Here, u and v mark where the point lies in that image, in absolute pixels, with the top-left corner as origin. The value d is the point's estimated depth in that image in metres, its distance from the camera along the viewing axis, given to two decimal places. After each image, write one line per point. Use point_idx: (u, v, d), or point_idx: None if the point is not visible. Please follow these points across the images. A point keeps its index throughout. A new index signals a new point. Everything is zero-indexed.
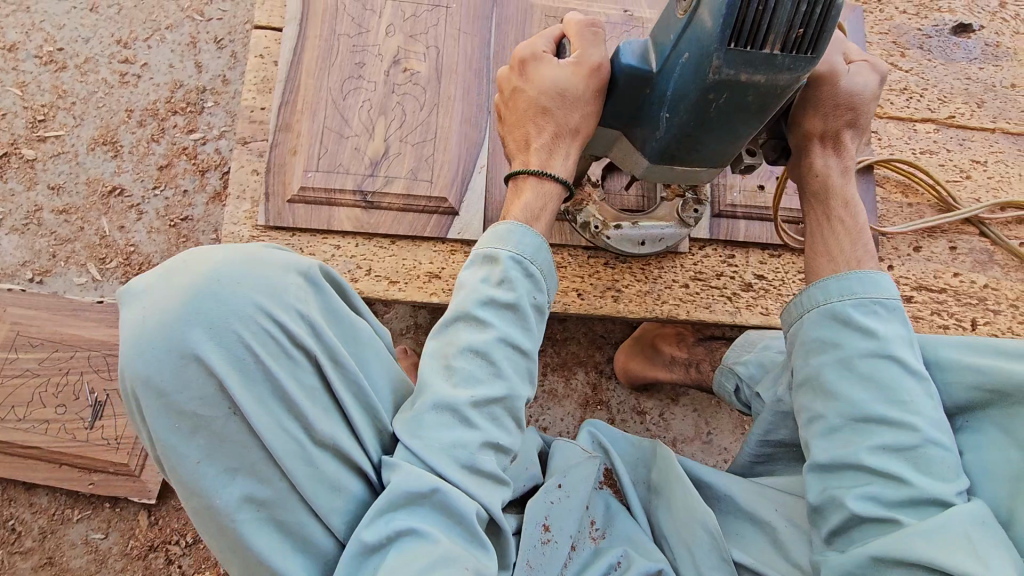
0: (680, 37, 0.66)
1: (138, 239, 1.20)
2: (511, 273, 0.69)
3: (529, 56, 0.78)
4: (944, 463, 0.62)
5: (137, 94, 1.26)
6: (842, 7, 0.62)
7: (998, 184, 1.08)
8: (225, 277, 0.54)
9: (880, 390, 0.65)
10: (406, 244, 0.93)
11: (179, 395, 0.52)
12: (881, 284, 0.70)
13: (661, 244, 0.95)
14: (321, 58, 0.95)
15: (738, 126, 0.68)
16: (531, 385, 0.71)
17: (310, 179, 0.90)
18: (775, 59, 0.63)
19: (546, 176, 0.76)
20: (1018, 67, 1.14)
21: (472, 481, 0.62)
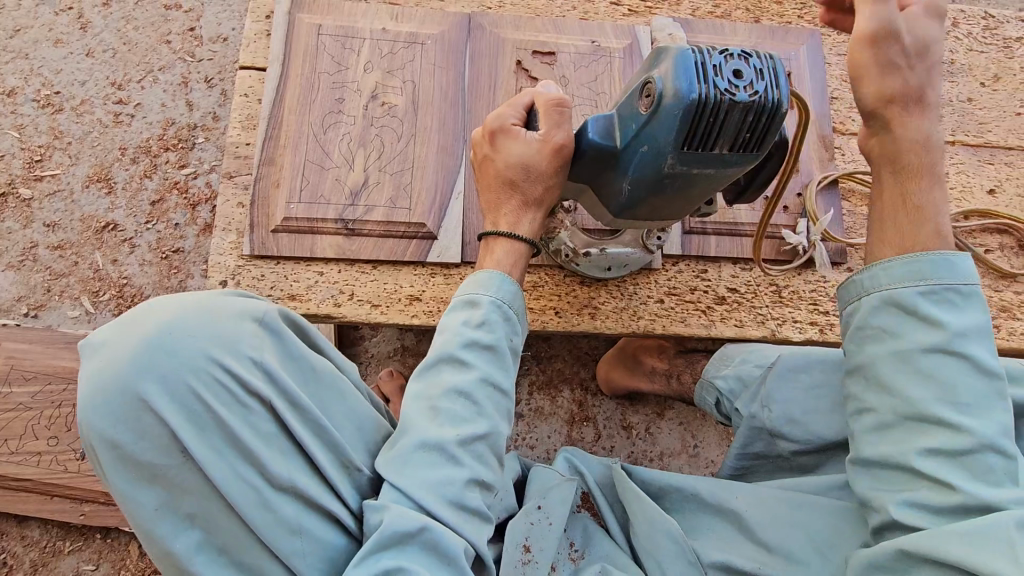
0: (641, 129, 0.70)
1: (130, 272, 1.24)
2: (492, 317, 0.74)
3: (498, 129, 0.82)
4: (999, 467, 0.61)
5: (130, 132, 1.31)
6: (787, 115, 0.68)
7: (961, 195, 1.12)
8: (175, 328, 0.57)
9: (944, 387, 0.63)
10: (387, 268, 0.96)
11: (134, 447, 0.55)
12: (964, 265, 0.68)
13: (626, 270, 0.99)
14: (303, 95, 1.00)
15: (688, 200, 0.76)
16: (511, 423, 0.75)
17: (293, 210, 0.94)
18: (724, 158, 0.69)
19: (516, 238, 0.80)
20: (974, 82, 1.18)
21: (458, 517, 0.65)
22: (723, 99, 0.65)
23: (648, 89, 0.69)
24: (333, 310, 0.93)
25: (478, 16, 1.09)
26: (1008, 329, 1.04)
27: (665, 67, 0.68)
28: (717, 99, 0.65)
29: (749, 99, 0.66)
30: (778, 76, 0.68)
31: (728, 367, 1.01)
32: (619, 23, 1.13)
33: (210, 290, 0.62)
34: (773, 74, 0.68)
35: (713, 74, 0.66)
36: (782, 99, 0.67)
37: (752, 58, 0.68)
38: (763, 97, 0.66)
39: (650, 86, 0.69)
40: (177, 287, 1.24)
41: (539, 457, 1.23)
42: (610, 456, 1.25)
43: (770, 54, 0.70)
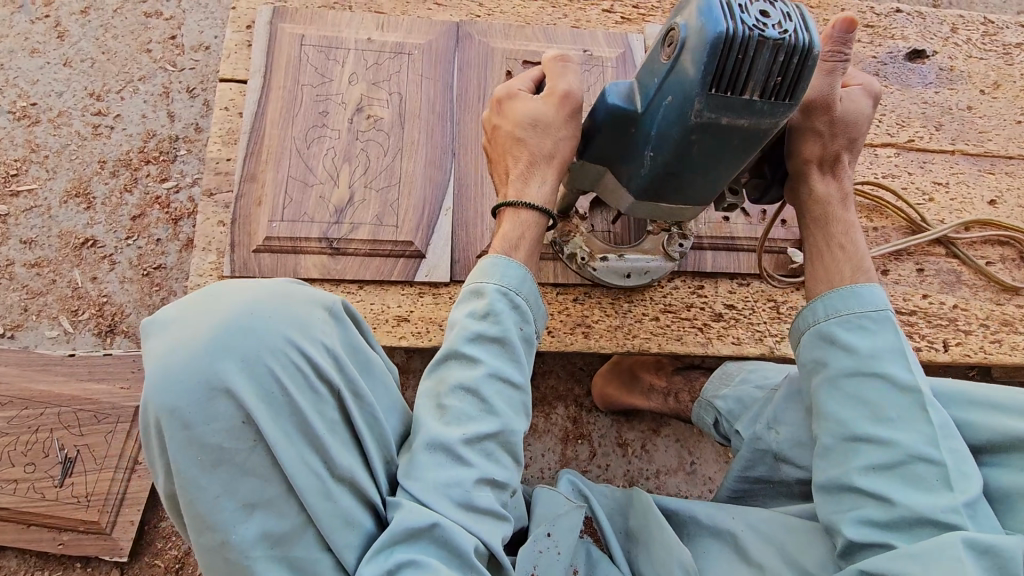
0: (664, 81, 0.67)
1: (111, 290, 1.20)
2: (498, 307, 0.70)
3: (505, 96, 0.80)
4: (932, 476, 0.64)
5: (110, 145, 1.28)
6: (818, 57, 0.64)
7: (961, 206, 1.10)
8: (257, 308, 0.55)
9: (865, 408, 0.69)
10: (374, 288, 0.93)
11: (204, 427, 0.51)
12: (870, 294, 0.73)
13: (645, 277, 0.96)
14: (286, 108, 0.96)
15: (712, 172, 0.71)
16: (525, 417, 0.71)
17: (276, 229, 0.91)
18: (754, 104, 0.65)
19: (521, 206, 0.77)
20: (973, 90, 1.16)
21: (470, 516, 0.62)
22: (751, 34, 0.62)
23: (671, 37, 0.67)
24: None
25: (467, 25, 1.05)
26: (1010, 344, 1.02)
27: (689, 12, 0.65)
28: (745, 35, 0.62)
29: (780, 37, 0.63)
30: (806, 20, 0.65)
31: (729, 386, 0.97)
32: (611, 31, 1.10)
33: (283, 277, 0.60)
34: (801, 19, 0.65)
35: (740, 11, 0.63)
36: (813, 42, 0.63)
37: (779, 3, 0.65)
38: (794, 38, 0.63)
39: (674, 34, 0.66)
40: (158, 305, 1.20)
41: (533, 476, 1.20)
42: (606, 474, 1.22)
43: (796, 5, 0.67)
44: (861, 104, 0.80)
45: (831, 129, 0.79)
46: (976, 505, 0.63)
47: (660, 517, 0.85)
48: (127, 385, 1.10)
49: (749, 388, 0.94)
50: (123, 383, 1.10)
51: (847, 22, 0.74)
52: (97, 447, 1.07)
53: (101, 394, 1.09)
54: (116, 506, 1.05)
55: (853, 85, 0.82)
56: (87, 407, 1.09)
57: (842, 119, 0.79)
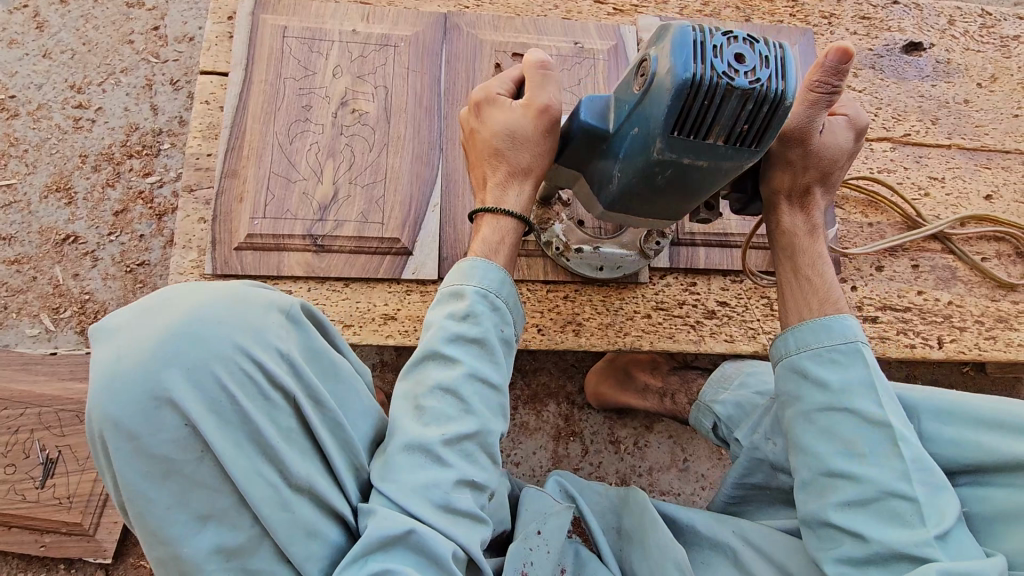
0: (633, 111, 0.65)
1: (93, 287, 1.17)
2: (477, 308, 0.69)
3: (483, 99, 0.77)
4: (908, 510, 0.66)
5: (91, 139, 1.25)
6: (791, 107, 0.62)
7: (957, 201, 1.08)
8: (205, 315, 0.54)
9: (841, 444, 0.70)
10: (359, 286, 0.91)
11: (150, 438, 0.50)
12: (843, 327, 0.74)
13: (619, 272, 0.95)
14: (268, 102, 0.94)
15: (685, 199, 0.70)
16: (503, 419, 0.70)
17: (258, 226, 0.89)
18: (717, 149, 0.63)
19: (500, 214, 0.75)
20: (970, 83, 1.14)
21: (448, 520, 0.61)
22: (719, 82, 0.59)
23: (644, 69, 0.64)
24: None
25: (454, 16, 1.03)
26: (1005, 341, 1.01)
27: (660, 44, 0.62)
28: (714, 82, 0.59)
29: (749, 87, 0.60)
30: (786, 67, 0.62)
31: (727, 390, 0.96)
32: (603, 23, 1.07)
33: (235, 280, 0.59)
34: (781, 64, 0.62)
35: (712, 54, 0.60)
36: (786, 92, 0.61)
37: (759, 44, 0.62)
38: (765, 87, 0.61)
39: (646, 65, 0.64)
40: None
41: (524, 474, 1.19)
42: (598, 471, 1.21)
43: (781, 43, 0.64)
44: (838, 139, 0.79)
45: (804, 161, 0.78)
46: (949, 534, 0.65)
47: (655, 518, 0.83)
48: None
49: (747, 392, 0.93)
50: None
51: (842, 50, 0.70)
52: (80, 447, 1.05)
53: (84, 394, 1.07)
54: (99, 507, 1.03)
55: (838, 116, 0.82)
56: (69, 407, 1.07)
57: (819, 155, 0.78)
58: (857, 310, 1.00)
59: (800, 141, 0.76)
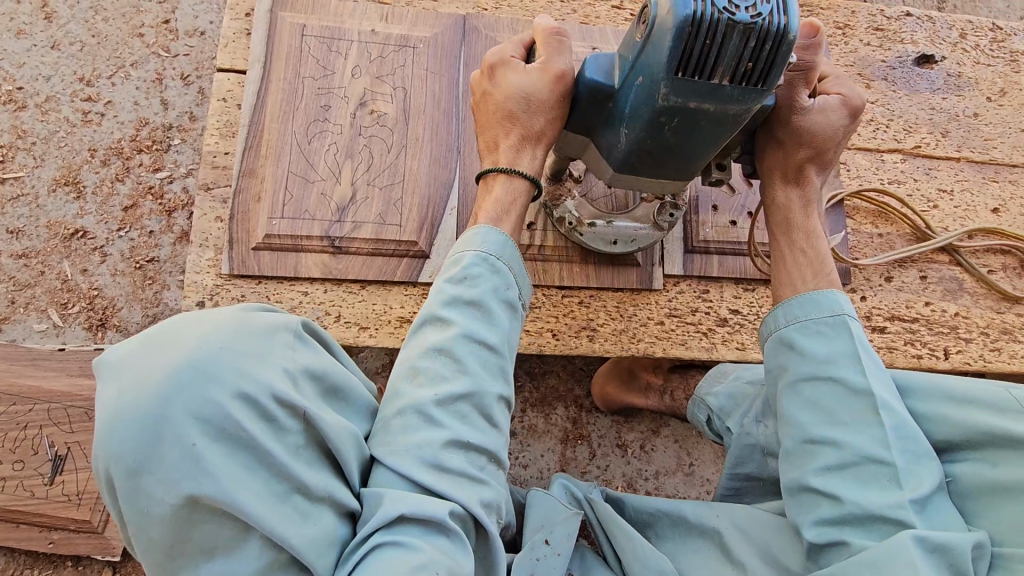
0: (635, 61, 0.65)
1: (102, 283, 1.17)
2: (475, 270, 0.71)
3: (498, 62, 0.79)
4: (885, 476, 0.68)
5: (100, 132, 1.24)
6: (795, 42, 0.61)
7: (965, 213, 1.10)
8: (205, 347, 0.52)
9: (823, 412, 0.72)
10: (377, 289, 0.91)
11: (161, 477, 0.49)
12: (831, 300, 0.77)
13: (633, 245, 0.95)
14: (286, 101, 0.94)
15: (692, 152, 0.70)
16: (502, 384, 0.70)
17: (276, 226, 0.88)
18: (723, 90, 0.63)
19: (515, 175, 0.77)
20: (979, 97, 1.15)
21: (443, 479, 0.61)
22: (720, 17, 0.60)
23: (644, 15, 0.64)
24: None
25: (473, 18, 1.03)
26: (1009, 353, 1.03)
27: None
28: (714, 17, 0.60)
29: (751, 20, 0.60)
30: (786, 0, 0.62)
31: (722, 383, 0.97)
32: (620, 28, 1.08)
33: (235, 307, 0.58)
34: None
35: None
36: (789, 26, 0.61)
37: None
38: (768, 21, 0.60)
39: (646, 12, 0.64)
40: (152, 300, 1.17)
41: (532, 476, 1.20)
42: (605, 475, 1.22)
43: None
44: (831, 116, 0.80)
45: (799, 140, 0.80)
46: (926, 502, 0.66)
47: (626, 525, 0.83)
48: None
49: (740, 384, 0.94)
50: None
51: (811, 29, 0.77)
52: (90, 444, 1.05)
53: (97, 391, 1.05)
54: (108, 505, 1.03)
55: (832, 94, 0.82)
56: (77, 403, 1.06)
57: (806, 130, 0.80)
58: (866, 320, 1.02)
59: (785, 121, 0.80)
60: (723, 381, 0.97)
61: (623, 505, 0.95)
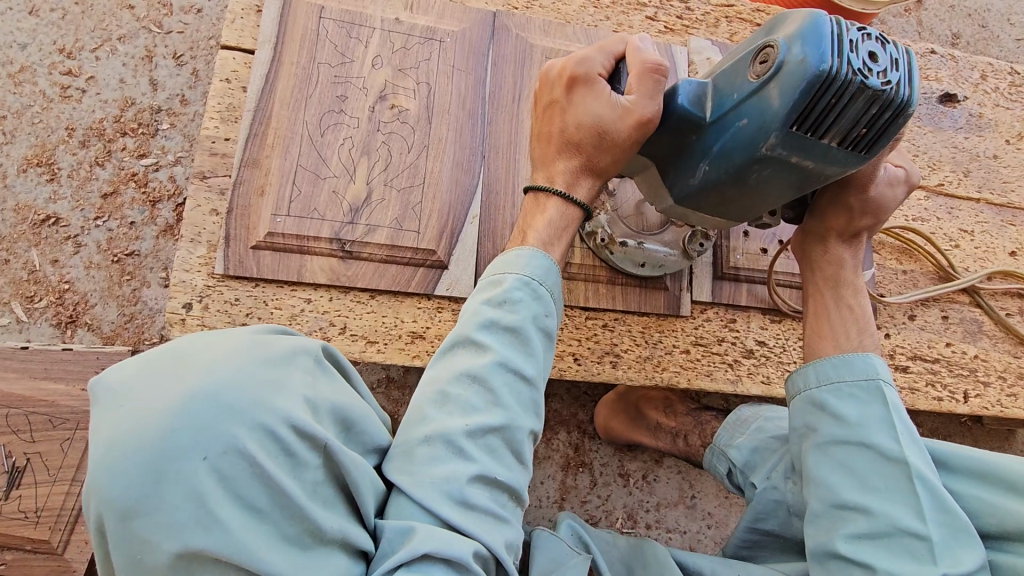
0: (743, 100, 0.61)
1: (73, 276, 1.09)
2: (515, 294, 0.63)
3: (581, 77, 0.70)
4: (918, 548, 0.63)
5: (80, 110, 1.15)
6: (911, 116, 0.60)
7: (985, 255, 1.09)
8: (224, 368, 0.44)
9: (854, 476, 0.68)
10: (387, 299, 0.83)
11: (154, 527, 0.40)
12: (864, 363, 0.73)
13: (659, 271, 0.90)
14: (298, 88, 0.85)
15: (764, 199, 0.67)
16: (535, 417, 0.62)
17: (280, 224, 0.79)
18: (830, 152, 0.61)
19: (572, 201, 0.70)
20: (1000, 139, 1.15)
21: (469, 520, 0.53)
22: (853, 79, 0.57)
23: (766, 54, 0.60)
24: None
25: (503, 16, 0.96)
26: None
27: (792, 30, 0.59)
28: (847, 78, 0.57)
29: (881, 87, 0.58)
30: (912, 71, 0.60)
31: (744, 435, 0.92)
32: (654, 40, 1.03)
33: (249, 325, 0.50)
34: (907, 69, 0.60)
35: (849, 49, 0.57)
36: (911, 99, 0.59)
37: (888, 45, 0.60)
38: (895, 90, 0.58)
39: (770, 51, 0.59)
40: (128, 297, 1.10)
41: (530, 505, 1.13)
42: (605, 505, 1.16)
43: (905, 48, 0.62)
44: (897, 191, 0.79)
45: (862, 208, 0.78)
46: None
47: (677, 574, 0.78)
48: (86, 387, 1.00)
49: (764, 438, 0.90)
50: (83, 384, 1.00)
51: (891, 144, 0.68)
52: (52, 454, 0.97)
53: (58, 396, 0.99)
54: (71, 524, 0.94)
55: (896, 169, 0.80)
56: (40, 410, 0.98)
57: (873, 200, 0.78)
58: (890, 358, 0.99)
59: (861, 185, 0.76)
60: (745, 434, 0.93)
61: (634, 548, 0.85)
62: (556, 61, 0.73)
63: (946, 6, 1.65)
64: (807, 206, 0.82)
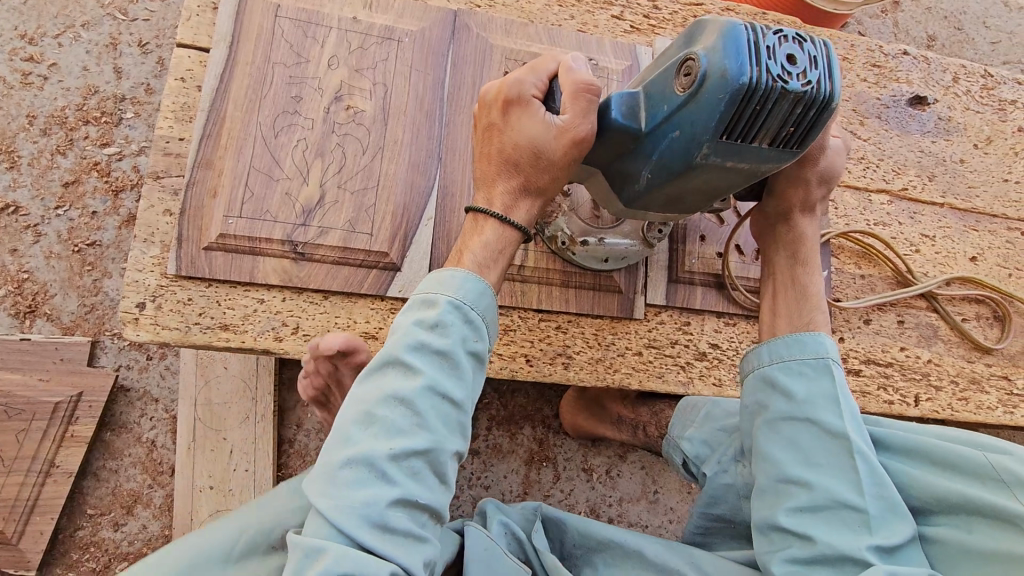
0: (675, 111, 0.64)
1: (33, 265, 1.11)
2: (447, 319, 0.66)
3: (515, 98, 0.70)
4: (855, 521, 0.66)
5: (41, 97, 1.15)
6: (836, 111, 0.63)
7: (945, 260, 1.10)
8: None
9: (800, 452, 0.70)
10: (340, 299, 0.84)
11: None
12: (816, 343, 0.74)
13: (623, 262, 0.92)
14: (252, 88, 0.85)
15: (706, 195, 0.71)
16: (462, 435, 0.68)
17: (232, 226, 0.80)
18: (764, 152, 0.64)
19: (509, 223, 0.71)
20: (967, 143, 1.15)
21: (385, 539, 0.61)
22: (774, 85, 0.60)
23: (688, 67, 0.62)
24: (274, 345, 0.81)
25: (464, 15, 0.95)
26: (976, 403, 1.03)
27: (710, 42, 0.61)
28: (769, 85, 0.60)
29: (802, 89, 0.61)
30: (833, 66, 0.63)
31: (693, 425, 0.95)
32: (618, 40, 1.02)
33: None
34: (827, 63, 0.63)
35: (767, 56, 0.60)
36: (834, 93, 0.62)
37: (806, 43, 0.63)
38: (816, 88, 0.62)
39: (692, 64, 0.62)
40: (90, 288, 1.11)
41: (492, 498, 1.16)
42: (568, 499, 1.19)
43: (825, 40, 0.65)
44: (840, 158, 0.80)
45: (816, 178, 0.79)
46: (896, 550, 0.65)
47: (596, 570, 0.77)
48: (44, 377, 1.04)
49: (711, 427, 0.93)
50: (40, 375, 1.04)
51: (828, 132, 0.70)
52: (8, 446, 1.01)
53: (13, 386, 1.03)
54: (25, 514, 1.00)
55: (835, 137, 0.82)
56: None
57: (825, 170, 0.79)
58: (842, 362, 1.00)
59: (810, 160, 0.77)
60: (695, 424, 0.95)
61: (564, 526, 0.89)
62: (491, 83, 0.74)
63: (925, 6, 1.64)
64: (764, 188, 0.82)
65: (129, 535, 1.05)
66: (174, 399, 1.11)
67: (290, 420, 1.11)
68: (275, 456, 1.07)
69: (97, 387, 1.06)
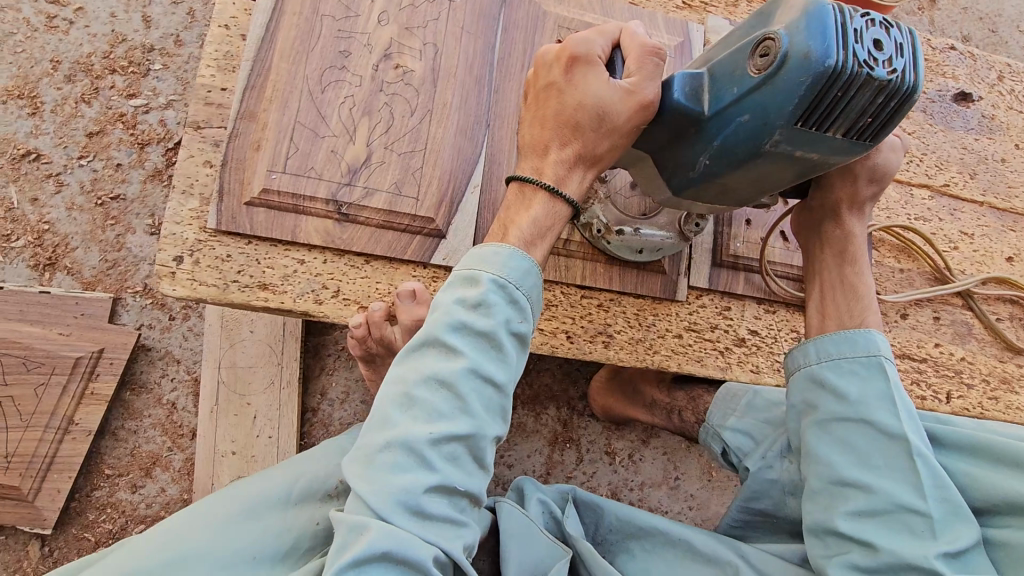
0: (745, 95, 0.61)
1: (54, 216, 1.07)
2: (492, 297, 0.64)
3: (582, 56, 0.68)
4: (920, 525, 0.65)
5: (67, 43, 1.11)
6: (915, 104, 0.61)
7: (982, 258, 1.09)
8: None
9: (855, 454, 0.69)
10: (382, 265, 0.82)
11: None
12: (867, 340, 0.72)
13: (657, 255, 0.89)
14: (300, 40, 0.82)
15: (762, 185, 0.68)
16: (503, 421, 0.66)
17: (275, 181, 0.77)
18: (835, 144, 0.62)
19: (559, 197, 0.69)
20: (1009, 142, 1.14)
21: (422, 527, 0.60)
22: (859, 71, 0.58)
23: (766, 47, 0.60)
24: (313, 308, 0.79)
25: None
26: (1006, 403, 1.03)
27: (793, 22, 0.59)
28: (854, 71, 0.58)
29: (887, 77, 0.59)
30: (915, 57, 0.62)
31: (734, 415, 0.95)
32: (671, 16, 1.00)
33: None
34: (909, 54, 0.62)
35: (854, 39, 0.58)
36: (915, 85, 0.61)
37: (892, 30, 0.62)
38: (899, 78, 0.60)
39: (771, 44, 0.59)
40: (112, 243, 1.08)
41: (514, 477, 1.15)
42: (590, 481, 1.18)
43: (907, 28, 0.63)
44: (895, 156, 0.78)
45: (868, 176, 0.77)
46: (960, 555, 0.64)
47: None
48: (64, 332, 1.01)
49: (754, 418, 0.93)
50: (60, 328, 1.01)
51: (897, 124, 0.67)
52: (26, 400, 0.98)
53: (32, 339, 1.00)
54: (42, 471, 0.98)
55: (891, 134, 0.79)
56: (13, 352, 0.99)
57: (878, 168, 0.77)
58: None
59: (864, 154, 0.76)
60: (736, 412, 0.95)
61: (601, 511, 0.88)
62: (551, 45, 0.72)
63: (961, 7, 1.62)
64: (811, 184, 0.81)
65: (146, 498, 1.03)
66: (196, 361, 1.08)
67: (315, 387, 1.09)
68: (299, 424, 1.05)
69: (117, 344, 1.03)
